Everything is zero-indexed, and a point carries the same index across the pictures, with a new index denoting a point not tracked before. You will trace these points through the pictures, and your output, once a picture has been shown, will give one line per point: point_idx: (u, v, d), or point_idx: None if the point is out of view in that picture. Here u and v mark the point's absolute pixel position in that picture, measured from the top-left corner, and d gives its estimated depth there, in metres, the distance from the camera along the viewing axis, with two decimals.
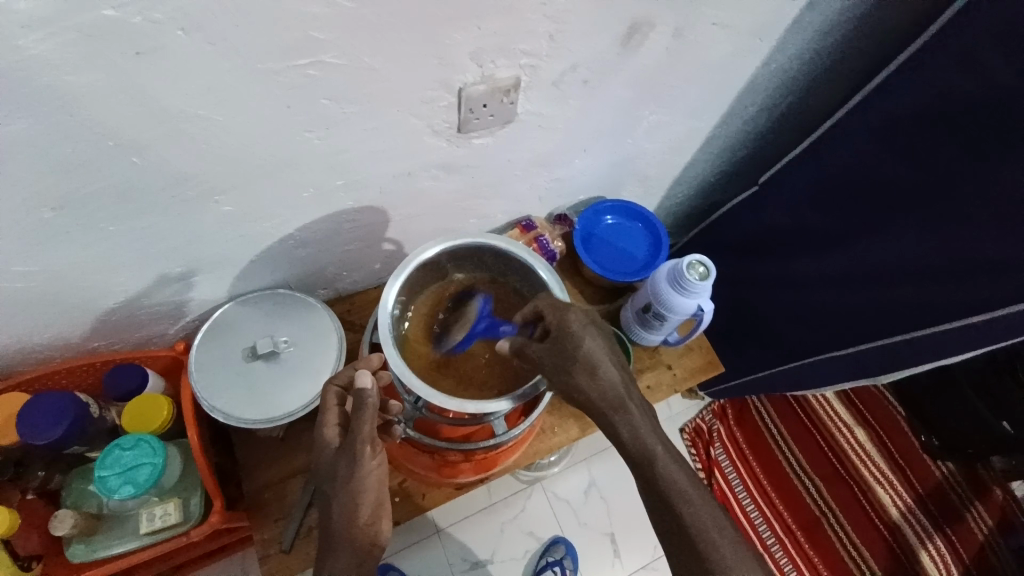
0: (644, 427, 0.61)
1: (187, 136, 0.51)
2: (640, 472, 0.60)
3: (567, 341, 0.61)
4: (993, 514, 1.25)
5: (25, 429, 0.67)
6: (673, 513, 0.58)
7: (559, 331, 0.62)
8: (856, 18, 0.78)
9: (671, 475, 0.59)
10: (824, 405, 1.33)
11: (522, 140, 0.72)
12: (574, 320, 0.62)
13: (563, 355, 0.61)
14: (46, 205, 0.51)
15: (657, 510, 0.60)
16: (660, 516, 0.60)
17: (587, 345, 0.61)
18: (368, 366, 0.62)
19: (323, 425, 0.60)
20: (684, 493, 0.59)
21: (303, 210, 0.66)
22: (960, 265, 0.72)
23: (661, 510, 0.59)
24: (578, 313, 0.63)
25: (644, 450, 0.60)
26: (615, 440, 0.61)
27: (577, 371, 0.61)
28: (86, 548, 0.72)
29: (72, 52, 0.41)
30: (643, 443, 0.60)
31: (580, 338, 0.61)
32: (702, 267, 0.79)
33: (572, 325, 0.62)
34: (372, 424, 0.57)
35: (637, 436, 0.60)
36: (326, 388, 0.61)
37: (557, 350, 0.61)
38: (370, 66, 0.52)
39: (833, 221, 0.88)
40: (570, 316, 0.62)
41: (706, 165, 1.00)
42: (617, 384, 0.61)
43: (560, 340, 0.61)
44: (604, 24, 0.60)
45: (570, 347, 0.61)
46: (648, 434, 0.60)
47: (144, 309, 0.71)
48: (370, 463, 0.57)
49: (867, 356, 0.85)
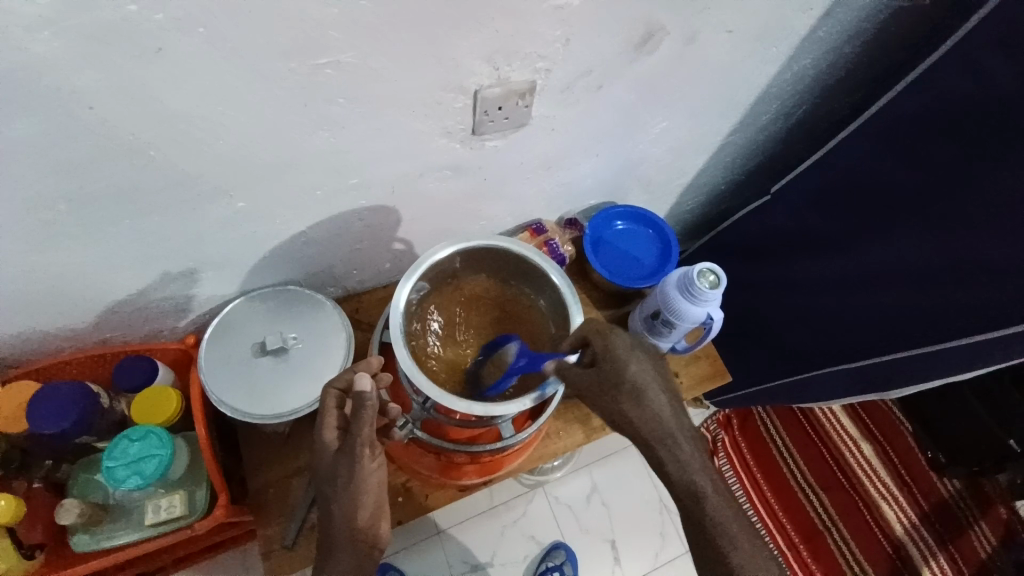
0: (689, 458, 0.61)
1: (203, 133, 0.51)
2: (683, 503, 0.60)
3: (613, 368, 0.62)
4: (996, 530, 1.24)
5: (33, 419, 0.67)
6: (716, 547, 0.58)
7: (605, 355, 0.62)
8: (870, 30, 0.78)
9: (715, 508, 0.59)
10: (829, 418, 1.32)
11: (534, 143, 0.72)
12: (620, 346, 0.62)
13: (608, 382, 0.61)
14: (62, 198, 0.52)
15: (699, 542, 0.60)
16: (700, 550, 0.60)
17: (633, 371, 0.62)
18: (368, 368, 0.62)
19: (323, 427, 0.59)
20: (728, 528, 0.58)
21: (314, 207, 0.66)
22: (970, 281, 0.71)
23: (702, 545, 0.59)
24: (624, 338, 0.63)
25: (687, 480, 0.60)
26: (659, 470, 0.61)
27: (623, 397, 0.61)
28: (90, 538, 0.72)
29: (92, 49, 0.41)
30: (688, 474, 0.60)
31: (625, 365, 0.62)
32: (713, 276, 0.80)
33: (618, 351, 0.62)
34: (371, 427, 0.57)
35: (681, 467, 0.60)
36: (326, 391, 0.60)
37: (603, 377, 0.62)
38: (384, 66, 0.52)
39: (842, 233, 0.88)
40: (615, 340, 0.63)
41: (717, 174, 1.00)
42: (662, 412, 0.61)
43: (606, 367, 0.62)
44: (618, 28, 0.60)
45: (616, 374, 0.61)
46: (692, 465, 0.60)
47: (153, 303, 0.72)
48: (369, 465, 0.58)
49: (874, 370, 0.84)
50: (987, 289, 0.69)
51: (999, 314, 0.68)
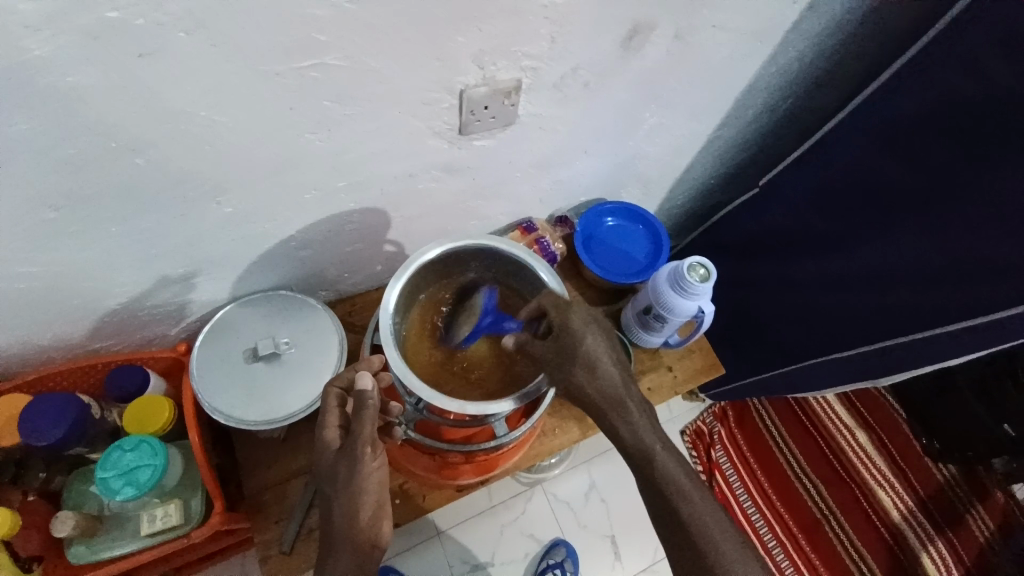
0: (639, 421, 0.65)
1: (191, 138, 0.51)
2: (636, 464, 0.65)
3: (568, 340, 0.65)
4: (995, 517, 1.25)
5: (26, 431, 0.67)
6: (667, 501, 0.63)
7: (563, 330, 0.66)
8: (856, 20, 0.78)
9: (666, 467, 0.63)
10: (825, 407, 1.33)
11: (523, 142, 0.72)
12: (577, 321, 0.66)
13: (564, 353, 0.65)
14: (50, 205, 0.51)
15: (653, 500, 0.64)
16: (657, 508, 0.64)
17: (587, 344, 0.66)
18: (369, 367, 0.63)
19: (324, 426, 0.59)
20: (679, 483, 0.63)
21: (304, 211, 0.66)
22: (960, 267, 0.72)
23: (656, 501, 0.64)
24: (581, 314, 0.67)
25: (638, 442, 0.64)
26: (613, 434, 0.66)
27: (579, 368, 0.65)
28: (88, 549, 0.72)
29: (76, 54, 0.41)
30: (638, 436, 0.65)
31: (580, 339, 0.65)
32: (702, 270, 0.79)
33: (574, 326, 0.66)
34: (373, 425, 0.58)
35: (633, 430, 0.65)
36: (327, 389, 0.61)
37: (560, 349, 0.65)
38: (371, 67, 0.52)
39: (831, 222, 0.88)
40: (572, 317, 0.66)
41: (707, 167, 1.00)
42: (616, 380, 0.66)
43: (563, 339, 0.65)
44: (605, 25, 0.60)
45: (572, 347, 0.65)
46: (644, 429, 0.65)
47: (144, 311, 0.71)
48: (370, 465, 0.57)
49: (867, 359, 0.85)
50: (977, 272, 0.70)
51: (991, 297, 0.68)
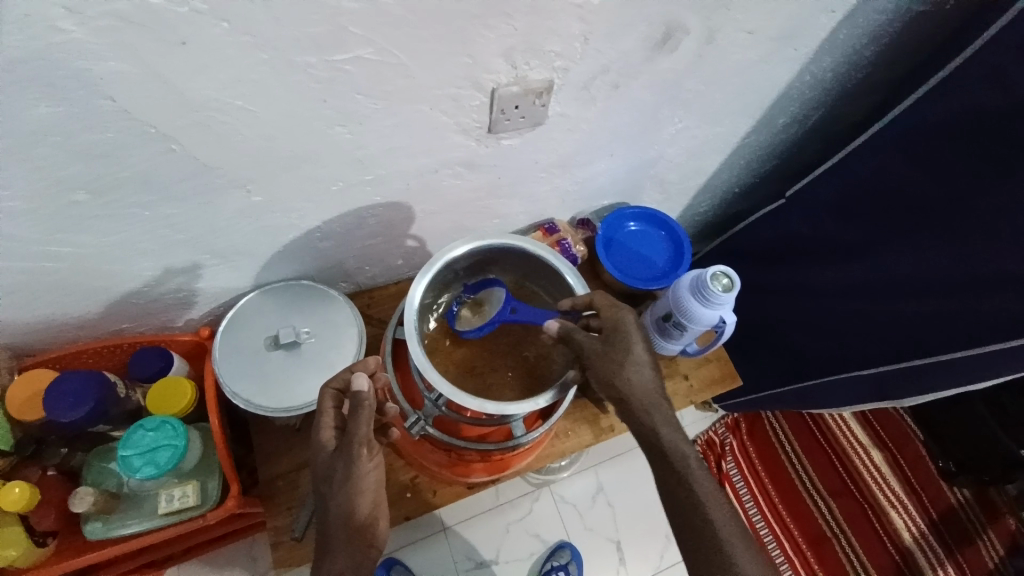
0: (680, 435, 0.62)
1: (223, 126, 0.52)
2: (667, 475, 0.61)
3: (619, 340, 0.62)
4: (1003, 540, 1.24)
5: (49, 407, 0.68)
6: (703, 519, 0.58)
7: (615, 327, 0.63)
8: (892, 32, 0.77)
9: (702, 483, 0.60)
10: (839, 423, 1.32)
11: (549, 142, 0.72)
12: (630, 319, 0.63)
13: (609, 353, 0.62)
14: (82, 187, 0.52)
15: (678, 512, 0.60)
16: (683, 525, 0.60)
17: (637, 343, 0.62)
18: (365, 369, 0.62)
19: (320, 427, 0.60)
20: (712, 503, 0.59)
21: (330, 203, 0.67)
22: (988, 288, 0.70)
23: (684, 518, 0.59)
24: (634, 314, 0.64)
25: (678, 457, 0.61)
26: (647, 444, 0.62)
27: (622, 366, 0.61)
28: (103, 526, 0.73)
29: (115, 39, 0.41)
30: (680, 453, 0.61)
31: (631, 340, 0.62)
32: (726, 278, 0.78)
33: (627, 323, 0.63)
34: (369, 426, 0.57)
35: (673, 440, 0.61)
36: (324, 391, 0.61)
37: (608, 348, 0.62)
38: (403, 62, 0.52)
39: (853, 236, 0.87)
40: (626, 315, 0.63)
41: (730, 175, 1.00)
42: (659, 387, 0.63)
43: (611, 337, 0.62)
44: (637, 27, 0.59)
45: (622, 344, 0.62)
46: (682, 443, 0.62)
47: (166, 294, 0.72)
48: (367, 465, 0.57)
49: (884, 376, 0.83)
50: (1000, 295, 0.69)
51: (1013, 320, 0.67)
